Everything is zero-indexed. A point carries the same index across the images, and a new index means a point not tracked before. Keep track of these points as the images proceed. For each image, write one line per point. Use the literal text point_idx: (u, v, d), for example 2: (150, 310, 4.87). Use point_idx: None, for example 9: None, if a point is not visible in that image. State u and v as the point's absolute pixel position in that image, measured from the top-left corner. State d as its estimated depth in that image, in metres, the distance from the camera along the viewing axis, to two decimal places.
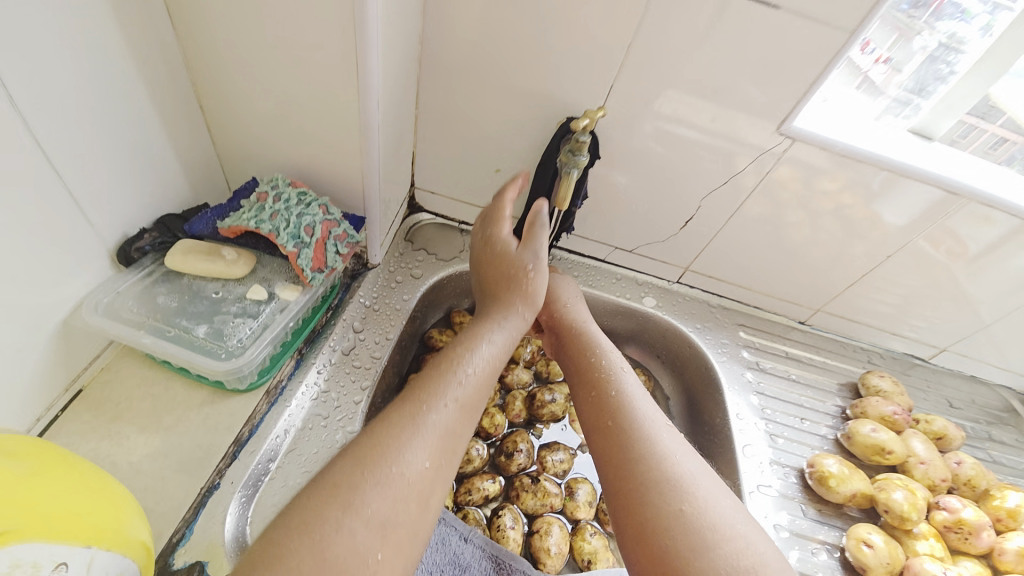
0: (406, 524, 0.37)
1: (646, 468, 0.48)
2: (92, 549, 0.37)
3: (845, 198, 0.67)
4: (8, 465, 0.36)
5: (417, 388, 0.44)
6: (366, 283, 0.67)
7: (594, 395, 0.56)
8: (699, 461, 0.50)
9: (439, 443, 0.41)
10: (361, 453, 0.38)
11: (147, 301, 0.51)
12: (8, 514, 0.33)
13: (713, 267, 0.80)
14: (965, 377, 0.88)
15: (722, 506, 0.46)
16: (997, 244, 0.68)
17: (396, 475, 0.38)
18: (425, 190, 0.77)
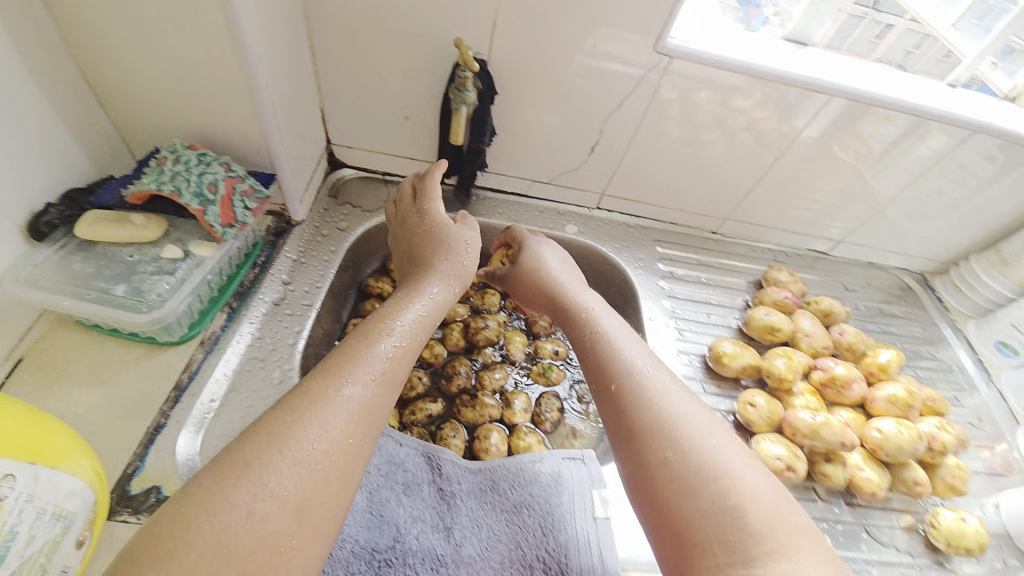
0: (274, 549, 0.32)
1: (641, 416, 0.46)
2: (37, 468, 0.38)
3: (728, 107, 0.71)
4: None
5: (323, 369, 0.40)
6: (292, 239, 0.71)
7: (587, 348, 0.55)
8: (695, 402, 0.47)
9: (314, 470, 0.35)
10: (267, 429, 0.35)
11: (63, 270, 0.52)
12: None
13: (626, 190, 0.85)
14: (863, 264, 0.98)
15: (713, 441, 0.43)
16: (868, 137, 0.74)
17: (282, 448, 0.34)
18: (342, 145, 0.79)
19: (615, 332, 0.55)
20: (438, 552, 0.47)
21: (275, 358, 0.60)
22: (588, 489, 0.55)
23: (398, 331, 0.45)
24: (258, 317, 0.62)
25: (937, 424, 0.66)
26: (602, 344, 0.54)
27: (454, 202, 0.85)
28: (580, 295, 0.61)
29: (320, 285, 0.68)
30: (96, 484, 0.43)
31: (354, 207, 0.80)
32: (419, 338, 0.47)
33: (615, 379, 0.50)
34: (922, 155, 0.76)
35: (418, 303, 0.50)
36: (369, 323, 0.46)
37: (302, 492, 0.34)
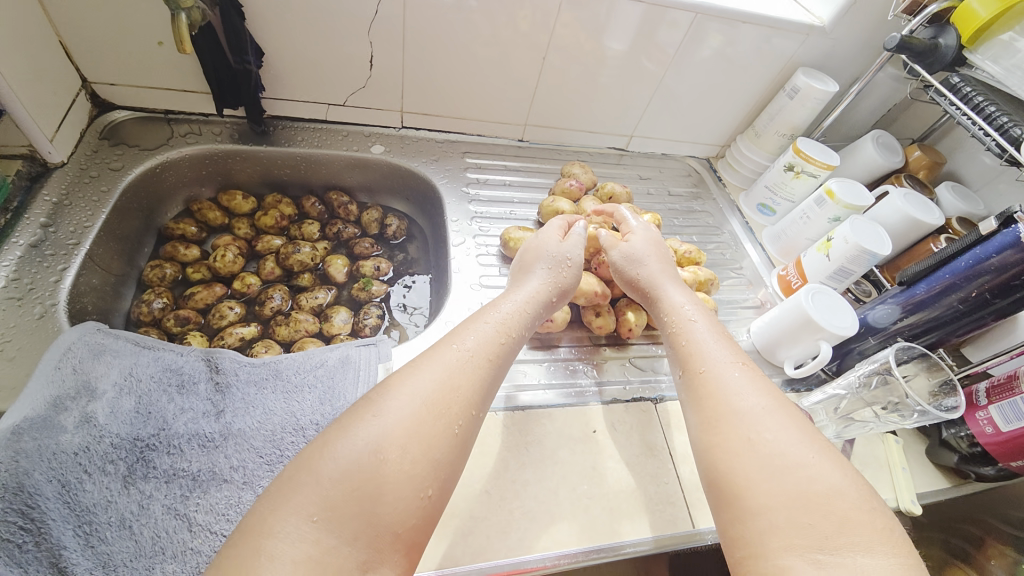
0: (416, 493, 0.41)
1: (720, 401, 0.49)
2: None
3: (484, 9, 0.77)
4: None
5: (444, 339, 0.52)
6: (51, 182, 0.67)
7: (678, 339, 0.58)
8: (773, 400, 0.49)
9: (425, 432, 0.43)
10: (389, 382, 0.46)
11: None
12: None
13: (423, 105, 0.89)
14: (659, 156, 1.10)
15: (786, 436, 0.45)
16: (621, 35, 0.85)
17: (377, 412, 0.43)
18: (102, 82, 0.74)
19: (701, 328, 0.57)
20: (206, 432, 0.51)
21: (36, 296, 0.59)
22: (374, 364, 0.61)
23: (476, 341, 0.51)
24: (11, 260, 0.59)
25: (688, 270, 0.79)
26: (687, 334, 0.57)
27: (250, 134, 0.84)
28: (667, 288, 0.64)
29: (91, 225, 0.66)
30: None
31: (130, 147, 0.76)
32: (516, 335, 0.55)
33: (694, 367, 0.54)
34: (666, 43, 0.87)
35: (496, 313, 0.56)
36: (455, 330, 0.53)
37: (396, 449, 0.41)
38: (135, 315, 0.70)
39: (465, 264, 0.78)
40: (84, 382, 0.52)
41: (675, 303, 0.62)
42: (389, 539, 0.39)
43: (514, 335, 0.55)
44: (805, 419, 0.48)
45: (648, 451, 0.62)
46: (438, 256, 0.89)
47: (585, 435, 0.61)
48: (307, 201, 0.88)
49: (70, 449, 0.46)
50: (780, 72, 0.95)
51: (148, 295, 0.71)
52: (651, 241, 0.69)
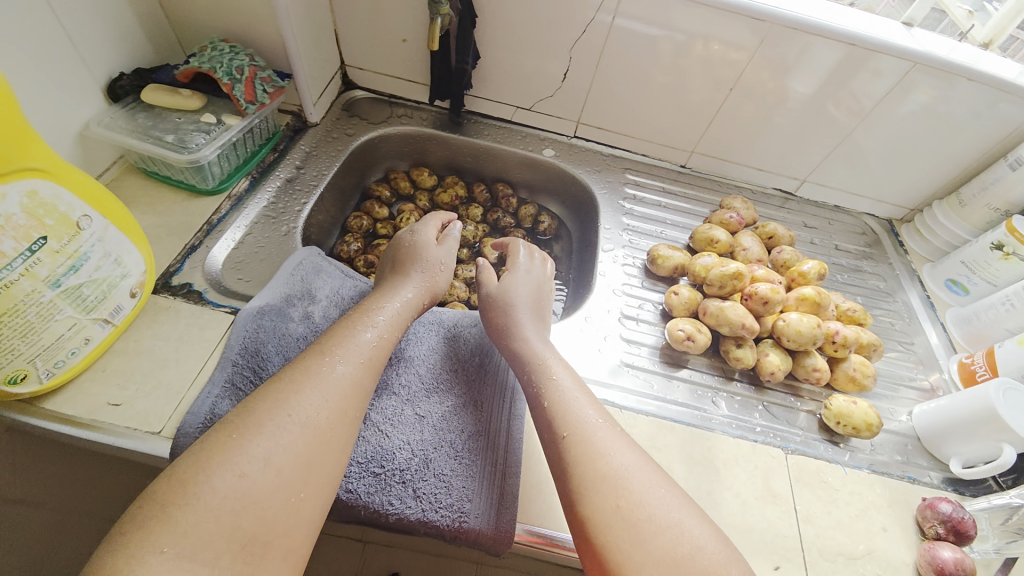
0: (286, 498, 0.39)
1: (596, 458, 0.46)
2: (106, 224, 0.50)
3: (685, 37, 0.80)
4: (34, 162, 0.43)
5: (317, 343, 0.49)
6: (307, 136, 0.85)
7: (535, 386, 0.54)
8: (639, 461, 0.46)
9: (346, 397, 0.45)
10: (272, 395, 0.43)
11: (130, 120, 0.64)
12: (43, 161, 0.44)
13: (598, 119, 0.95)
14: (830, 208, 1.03)
15: (661, 505, 0.43)
16: (811, 76, 0.82)
17: (328, 378, 0.45)
18: (355, 66, 0.93)
19: (566, 384, 0.53)
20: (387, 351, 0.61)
21: (284, 218, 0.75)
22: None
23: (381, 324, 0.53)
24: (273, 188, 0.77)
25: (849, 328, 0.73)
26: (545, 380, 0.54)
27: (448, 123, 0.98)
28: (532, 339, 0.60)
29: (326, 174, 0.83)
30: (148, 262, 0.56)
31: (361, 120, 0.94)
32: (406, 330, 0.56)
33: (557, 418, 0.50)
34: (870, 91, 0.82)
35: (392, 305, 0.57)
36: (353, 315, 0.54)
37: (322, 426, 0.42)
38: (336, 252, 0.86)
39: (611, 271, 0.81)
40: (307, 288, 0.65)
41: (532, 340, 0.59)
42: (259, 550, 0.36)
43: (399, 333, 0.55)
44: (668, 474, 0.46)
45: (771, 499, 0.59)
46: (581, 259, 0.94)
47: (705, 460, 0.60)
48: (478, 187, 1.00)
49: (292, 334, 0.60)
50: (1006, 137, 0.84)
51: (348, 239, 0.86)
52: (528, 281, 0.68)
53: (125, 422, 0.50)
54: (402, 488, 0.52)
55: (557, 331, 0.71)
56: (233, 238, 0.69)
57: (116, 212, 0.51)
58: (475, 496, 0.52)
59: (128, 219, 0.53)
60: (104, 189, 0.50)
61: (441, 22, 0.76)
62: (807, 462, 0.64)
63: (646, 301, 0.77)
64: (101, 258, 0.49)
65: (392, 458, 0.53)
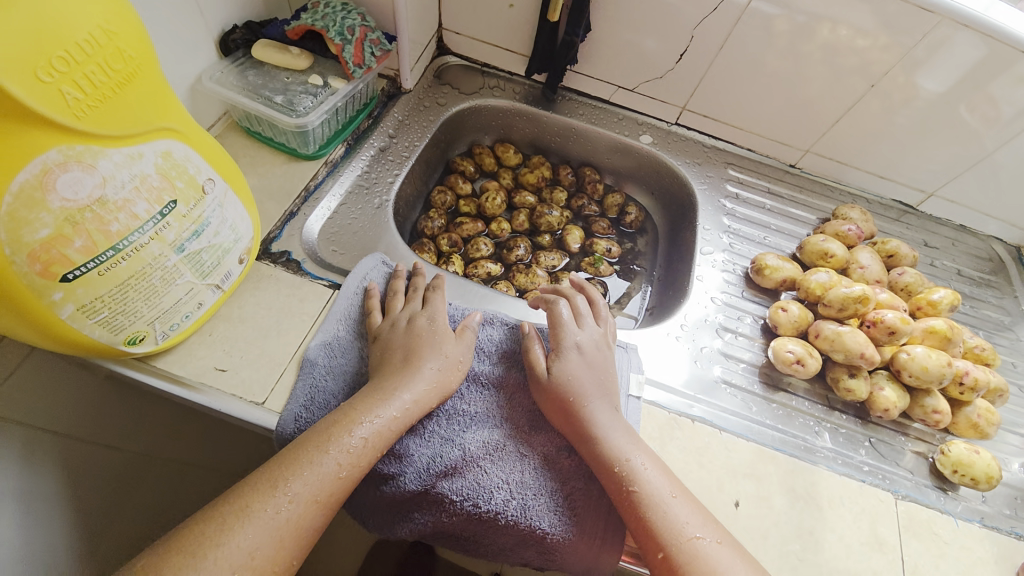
0: None
1: (679, 533, 0.44)
2: (224, 191, 0.47)
3: (827, 25, 0.71)
4: (172, 123, 0.40)
5: (269, 472, 0.42)
6: (400, 103, 0.82)
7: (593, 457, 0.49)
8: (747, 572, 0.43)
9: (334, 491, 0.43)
10: (207, 531, 0.39)
11: (241, 78, 0.63)
12: (180, 121, 0.41)
13: (707, 107, 0.87)
14: (954, 227, 0.92)
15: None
16: (960, 78, 0.72)
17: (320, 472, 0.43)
18: (452, 30, 0.88)
19: (655, 478, 0.47)
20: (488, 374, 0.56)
21: (377, 189, 0.73)
22: (626, 371, 0.59)
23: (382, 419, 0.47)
24: (368, 156, 0.75)
25: (980, 369, 0.65)
26: (601, 443, 0.49)
27: (541, 98, 0.92)
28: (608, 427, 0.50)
29: (417, 145, 0.80)
30: (255, 224, 0.54)
31: (453, 89, 0.90)
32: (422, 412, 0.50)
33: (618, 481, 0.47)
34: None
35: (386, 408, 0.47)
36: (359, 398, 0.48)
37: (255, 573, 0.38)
38: (420, 227, 0.83)
39: (709, 276, 0.76)
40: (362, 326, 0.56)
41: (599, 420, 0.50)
42: None
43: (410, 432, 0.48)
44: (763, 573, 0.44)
45: (878, 547, 0.54)
46: (669, 257, 0.88)
47: (808, 496, 0.55)
48: (564, 170, 0.95)
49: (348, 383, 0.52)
50: None
51: (432, 215, 0.84)
52: (586, 363, 0.54)
53: (232, 389, 0.50)
54: (502, 526, 0.50)
55: (652, 337, 0.67)
56: (328, 205, 0.68)
57: (231, 173, 0.48)
58: (574, 548, 0.49)
59: (241, 183, 0.50)
60: (223, 152, 0.48)
61: None
62: (919, 511, 0.58)
63: (745, 312, 0.72)
64: (219, 224, 0.47)
65: (490, 498, 0.49)
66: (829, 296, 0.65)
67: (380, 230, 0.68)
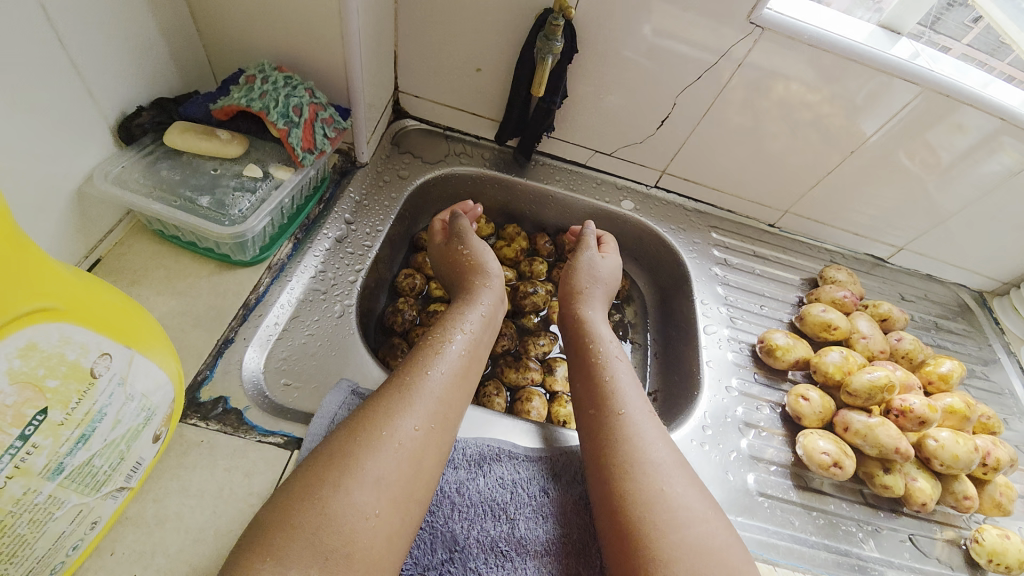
0: None
1: (642, 449, 0.49)
2: (131, 356, 0.35)
3: (806, 93, 0.70)
4: (43, 301, 0.30)
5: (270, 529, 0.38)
6: (356, 180, 0.70)
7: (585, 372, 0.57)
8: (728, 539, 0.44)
9: (434, 440, 0.47)
10: None
11: (151, 174, 0.49)
12: (55, 294, 0.31)
13: (687, 170, 0.84)
14: (921, 276, 0.94)
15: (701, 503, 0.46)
16: (937, 146, 0.73)
17: (416, 420, 0.46)
18: (410, 93, 0.78)
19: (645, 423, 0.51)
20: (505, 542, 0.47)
21: (336, 293, 0.60)
22: None
23: (457, 351, 0.54)
24: (323, 251, 0.62)
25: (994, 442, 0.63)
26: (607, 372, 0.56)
27: (513, 164, 0.84)
28: (619, 370, 0.56)
29: (380, 230, 0.68)
30: (177, 381, 0.40)
31: (415, 158, 0.79)
32: (478, 356, 0.57)
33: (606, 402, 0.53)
34: (989, 169, 0.75)
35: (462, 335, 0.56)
36: (435, 330, 0.57)
37: None
38: (387, 323, 0.70)
39: (716, 359, 0.70)
40: None
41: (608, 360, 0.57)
42: None
43: (478, 356, 0.57)
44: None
45: None
46: (665, 331, 0.81)
47: None
48: (542, 238, 0.86)
49: None
50: None
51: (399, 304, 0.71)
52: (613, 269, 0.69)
53: None
54: None
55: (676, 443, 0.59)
56: (275, 320, 0.54)
57: (138, 320, 0.37)
58: None
59: (156, 330, 0.39)
60: (133, 305, 0.37)
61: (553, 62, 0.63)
62: None
63: (761, 401, 0.65)
64: (123, 404, 0.35)
65: None
66: (852, 383, 0.61)
67: (345, 348, 0.56)
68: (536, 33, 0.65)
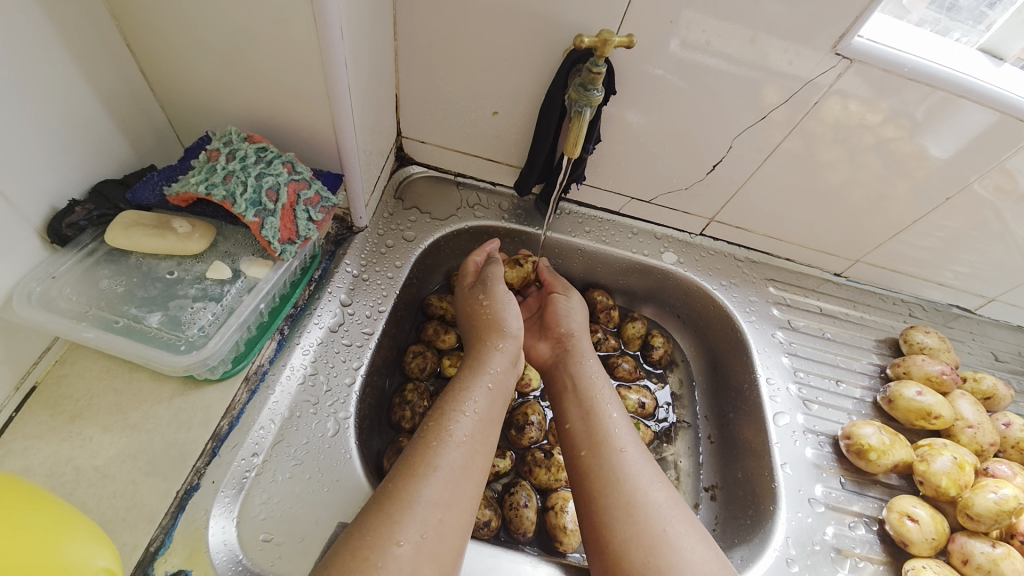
0: None
1: (631, 513, 0.45)
2: None
3: (889, 131, 0.57)
4: None
5: None
6: (353, 250, 0.59)
7: (577, 419, 0.53)
8: (672, 497, 0.47)
9: (433, 551, 0.38)
10: None
11: (89, 286, 0.39)
12: None
13: (738, 216, 0.71)
14: (1012, 328, 0.80)
15: (662, 490, 0.47)
16: None
17: (421, 531, 0.38)
18: (414, 138, 0.67)
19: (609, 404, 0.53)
20: None
21: (329, 403, 0.48)
22: None
23: (461, 439, 0.45)
24: (313, 347, 0.51)
25: None
26: (591, 408, 0.53)
27: (535, 214, 0.72)
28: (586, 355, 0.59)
29: (383, 310, 0.57)
30: None
31: (422, 213, 0.68)
32: (490, 439, 0.47)
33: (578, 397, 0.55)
34: None
35: (467, 415, 0.47)
36: (439, 409, 0.47)
37: None
38: (394, 418, 0.58)
39: (793, 459, 0.58)
40: None
41: (604, 411, 0.53)
42: None
43: (487, 438, 0.47)
44: None
45: None
46: (720, 408, 0.69)
47: None
48: None
49: None
50: None
51: (405, 392, 0.59)
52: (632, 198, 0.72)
53: None
54: None
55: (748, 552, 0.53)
56: (253, 449, 0.43)
57: (61, 513, 0.31)
58: None
59: (18, 481, 0.31)
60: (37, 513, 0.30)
61: (590, 115, 0.51)
62: None
63: (853, 517, 0.56)
64: None
65: None
66: (973, 505, 0.52)
67: (339, 480, 0.45)
68: (568, 74, 0.54)
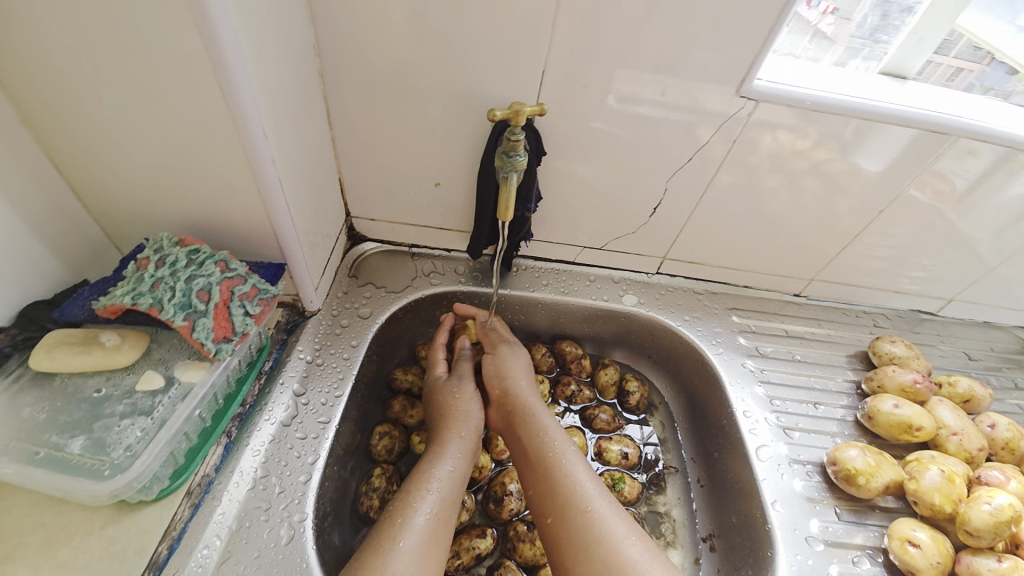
0: None
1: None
2: None
3: (819, 154, 0.60)
4: None
5: None
6: (306, 335, 0.58)
7: (541, 479, 0.50)
8: (649, 551, 0.44)
9: None
10: None
11: (8, 417, 0.37)
12: None
13: (691, 252, 0.73)
14: (978, 324, 0.82)
15: (640, 546, 0.45)
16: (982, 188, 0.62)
17: None
18: (364, 218, 0.69)
19: (573, 459, 0.51)
20: None
21: (282, 505, 0.45)
22: None
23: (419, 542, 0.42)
24: (264, 446, 0.48)
25: None
26: (555, 466, 0.50)
27: (492, 275, 0.72)
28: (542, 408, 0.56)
29: (340, 394, 0.55)
30: None
31: (377, 288, 0.67)
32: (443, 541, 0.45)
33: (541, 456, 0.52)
34: None
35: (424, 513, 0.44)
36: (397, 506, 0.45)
37: None
38: (363, 509, 0.55)
39: (783, 495, 0.56)
40: None
41: (568, 466, 0.50)
42: None
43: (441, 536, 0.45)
44: None
45: None
46: (705, 448, 0.67)
47: None
48: (539, 350, 0.73)
49: None
50: None
51: (372, 478, 0.56)
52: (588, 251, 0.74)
53: None
54: None
55: None
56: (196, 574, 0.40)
57: None
58: None
59: None
60: None
61: (519, 179, 0.53)
62: None
63: (856, 551, 0.53)
64: None
65: None
66: (969, 520, 0.50)
67: None
68: (497, 142, 0.56)
